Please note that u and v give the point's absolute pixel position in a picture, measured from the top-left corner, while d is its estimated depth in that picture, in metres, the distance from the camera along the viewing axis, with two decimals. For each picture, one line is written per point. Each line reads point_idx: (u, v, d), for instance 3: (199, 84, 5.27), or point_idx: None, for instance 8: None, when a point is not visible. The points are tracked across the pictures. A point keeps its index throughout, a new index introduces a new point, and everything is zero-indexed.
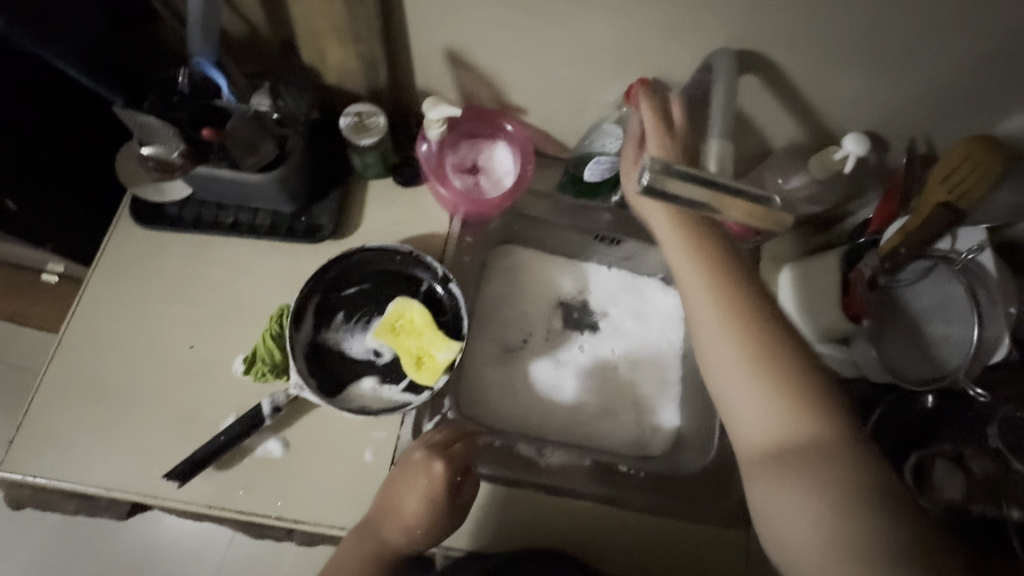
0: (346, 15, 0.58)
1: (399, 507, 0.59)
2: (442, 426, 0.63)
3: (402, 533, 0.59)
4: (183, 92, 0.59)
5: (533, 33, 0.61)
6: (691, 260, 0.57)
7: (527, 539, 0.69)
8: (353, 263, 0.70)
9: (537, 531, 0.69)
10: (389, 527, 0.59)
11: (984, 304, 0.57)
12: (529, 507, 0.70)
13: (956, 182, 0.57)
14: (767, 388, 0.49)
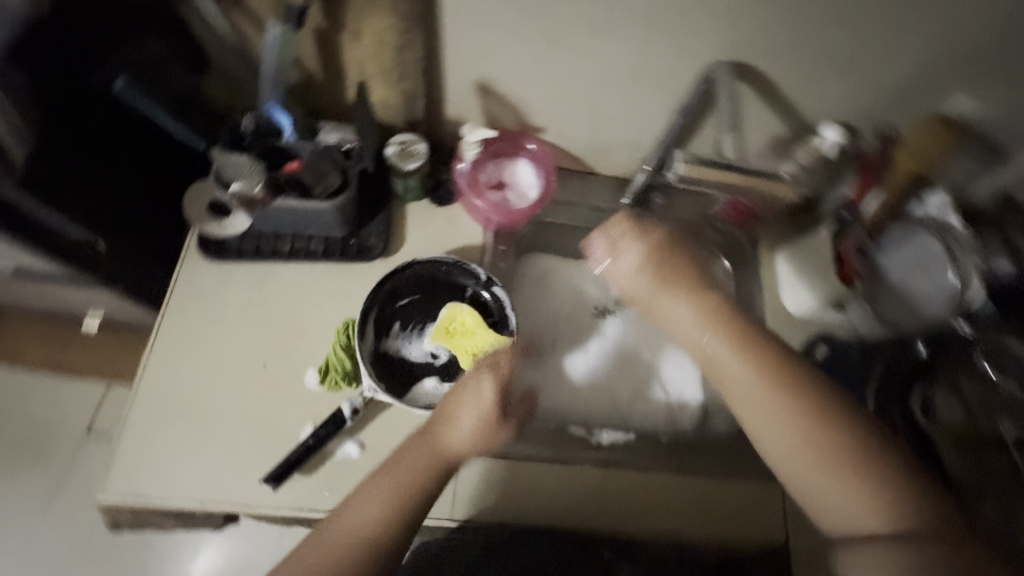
0: (396, 57, 0.66)
1: (454, 414, 0.65)
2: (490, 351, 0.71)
3: (458, 445, 0.63)
4: (250, 134, 0.66)
5: (554, 61, 0.71)
6: (722, 337, 0.67)
7: (587, 516, 0.73)
8: (405, 277, 0.77)
9: (595, 506, 0.74)
10: (445, 439, 0.63)
11: (958, 253, 0.69)
12: (587, 483, 0.74)
13: (920, 155, 0.71)
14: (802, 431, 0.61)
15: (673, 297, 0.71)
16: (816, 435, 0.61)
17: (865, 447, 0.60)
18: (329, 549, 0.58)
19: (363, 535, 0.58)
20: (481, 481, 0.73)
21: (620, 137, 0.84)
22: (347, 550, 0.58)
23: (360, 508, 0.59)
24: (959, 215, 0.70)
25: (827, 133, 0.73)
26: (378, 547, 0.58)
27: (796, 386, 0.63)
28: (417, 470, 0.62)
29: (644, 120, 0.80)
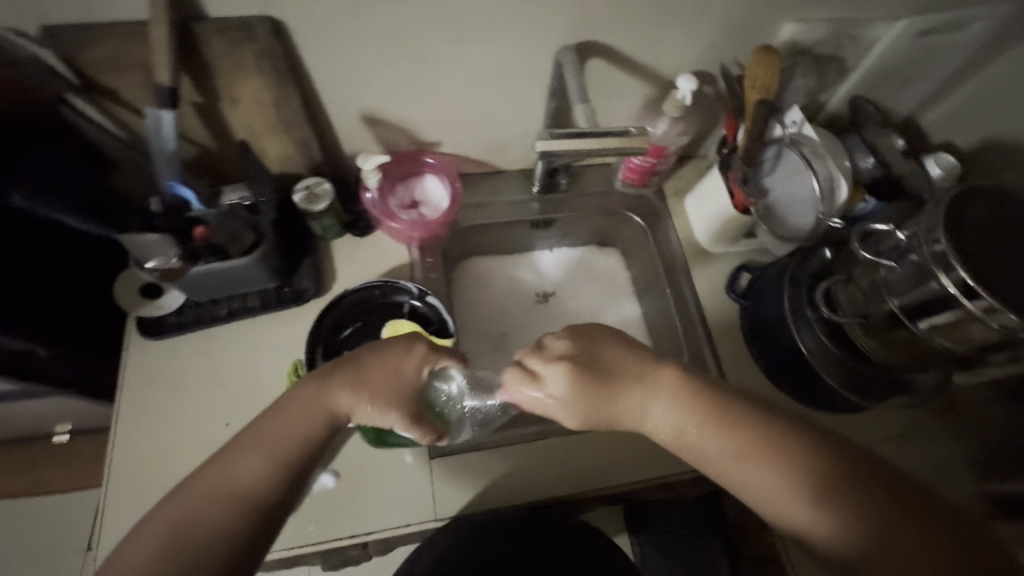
0: (275, 111, 0.71)
1: (354, 375, 0.60)
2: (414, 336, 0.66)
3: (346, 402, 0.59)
4: (159, 215, 0.70)
5: (423, 79, 0.76)
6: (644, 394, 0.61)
7: (567, 487, 0.77)
8: (344, 308, 0.81)
9: (571, 477, 0.78)
10: (344, 396, 0.59)
11: (814, 158, 0.79)
12: (560, 456, 0.78)
13: (762, 83, 0.76)
14: (746, 448, 0.56)
15: (651, 391, 0.60)
16: (797, 487, 0.53)
17: (827, 486, 0.53)
18: (192, 506, 0.51)
19: (233, 493, 0.52)
20: (452, 479, 0.76)
21: (510, 132, 0.90)
22: (213, 500, 0.51)
23: (234, 472, 0.53)
24: (811, 125, 0.80)
25: (678, 85, 0.78)
26: (254, 495, 0.52)
27: (753, 439, 0.56)
28: (299, 426, 0.56)
29: (525, 112, 0.86)
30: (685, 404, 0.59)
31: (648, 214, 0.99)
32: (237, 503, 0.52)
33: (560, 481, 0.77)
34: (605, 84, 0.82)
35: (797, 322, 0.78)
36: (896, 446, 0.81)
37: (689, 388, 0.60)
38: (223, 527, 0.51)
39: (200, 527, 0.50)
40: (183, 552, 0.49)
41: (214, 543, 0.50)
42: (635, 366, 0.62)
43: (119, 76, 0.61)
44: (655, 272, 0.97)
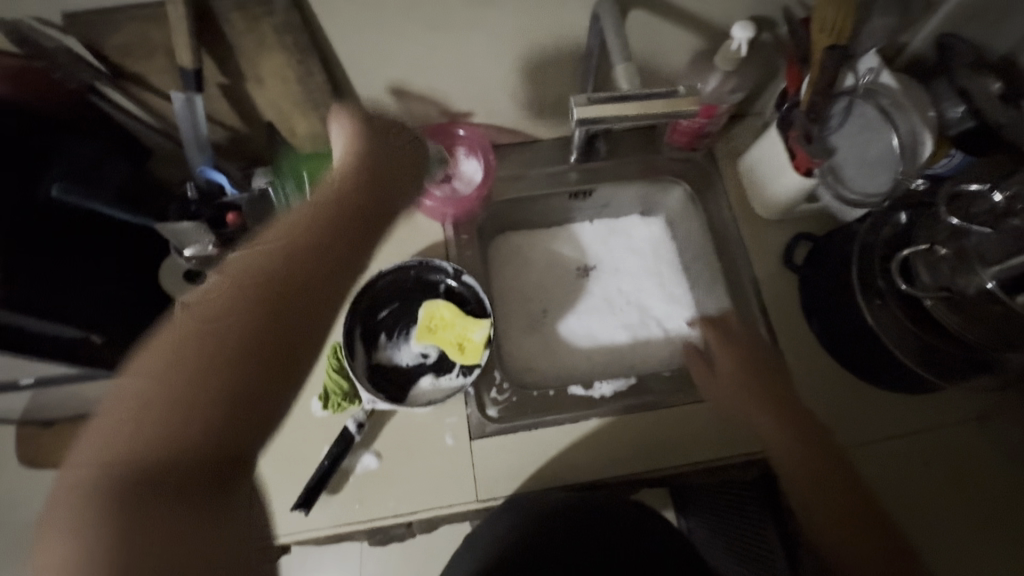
0: (301, 90, 0.69)
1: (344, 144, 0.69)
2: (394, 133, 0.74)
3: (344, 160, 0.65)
4: (196, 201, 0.71)
5: (450, 46, 0.71)
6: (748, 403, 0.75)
7: (611, 468, 0.76)
8: (379, 289, 0.80)
9: (615, 460, 0.76)
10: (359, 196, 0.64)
11: (894, 110, 0.70)
12: (603, 438, 0.77)
13: (831, 27, 0.65)
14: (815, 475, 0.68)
15: (720, 351, 0.79)
16: (793, 442, 0.71)
17: (813, 458, 0.69)
18: (205, 317, 0.53)
19: (255, 282, 0.55)
20: (492, 460, 0.75)
21: (545, 97, 0.84)
22: (229, 316, 0.53)
23: (251, 286, 0.55)
24: (891, 73, 0.71)
25: (733, 35, 0.70)
26: (284, 286, 0.56)
27: (779, 403, 0.73)
28: (304, 230, 0.59)
29: (561, 74, 0.80)
30: (738, 368, 0.76)
31: (697, 179, 0.91)
32: (259, 298, 0.54)
33: (604, 462, 0.76)
34: (649, 40, 0.74)
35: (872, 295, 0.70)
36: (975, 432, 0.76)
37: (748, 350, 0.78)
38: (242, 339, 0.52)
39: (209, 342, 0.51)
40: (195, 366, 0.50)
41: (227, 363, 0.51)
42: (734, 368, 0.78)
43: (145, 61, 0.60)
44: (702, 242, 0.90)
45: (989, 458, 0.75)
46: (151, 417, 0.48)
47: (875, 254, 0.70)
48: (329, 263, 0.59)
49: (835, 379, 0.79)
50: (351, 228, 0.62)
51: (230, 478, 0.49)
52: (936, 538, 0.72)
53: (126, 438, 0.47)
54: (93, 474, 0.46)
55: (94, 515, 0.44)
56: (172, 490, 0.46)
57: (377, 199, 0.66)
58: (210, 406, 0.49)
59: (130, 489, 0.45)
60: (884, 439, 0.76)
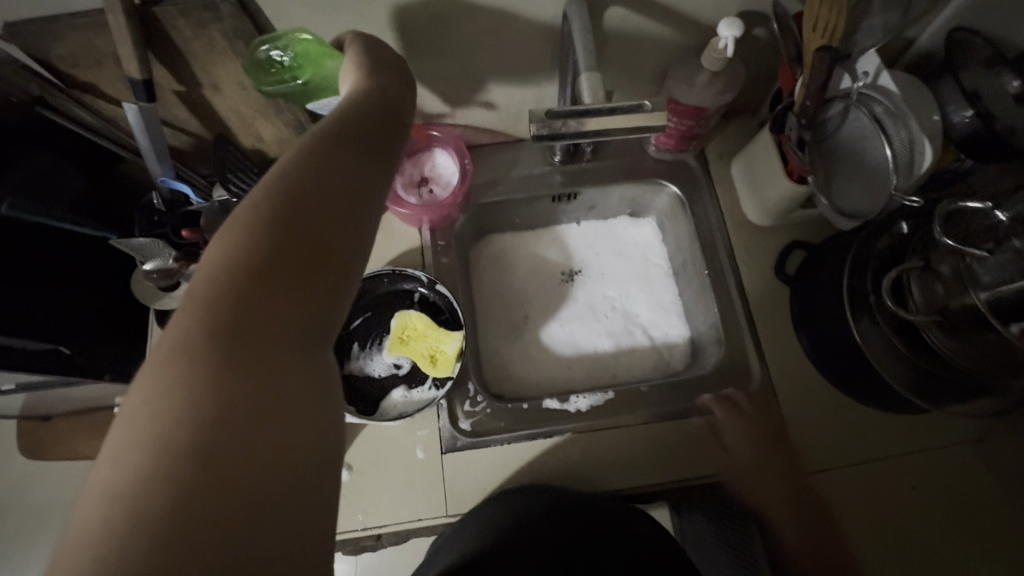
0: (261, 96, 0.66)
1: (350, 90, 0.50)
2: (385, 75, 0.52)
3: (365, 83, 0.49)
4: (161, 211, 0.70)
5: (416, 47, 0.68)
6: (754, 455, 0.71)
7: (580, 476, 0.75)
8: (352, 299, 0.79)
9: (585, 471, 0.75)
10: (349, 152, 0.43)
11: (890, 120, 0.64)
12: (574, 448, 0.75)
13: (825, 26, 0.59)
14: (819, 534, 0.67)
15: (716, 408, 0.74)
16: (780, 500, 0.69)
17: (797, 523, 0.68)
18: (269, 207, 0.37)
19: (321, 168, 0.41)
20: (462, 474, 0.74)
21: (522, 97, 0.81)
22: (329, 202, 0.40)
23: (300, 179, 0.39)
24: (890, 74, 0.65)
25: (719, 31, 0.65)
26: (325, 220, 0.39)
27: (767, 462, 0.71)
28: (342, 141, 0.43)
29: (537, 73, 0.76)
30: (733, 425, 0.73)
31: (686, 182, 0.87)
32: (306, 199, 0.39)
33: (570, 473, 0.75)
34: (628, 37, 0.69)
35: (862, 311, 0.67)
36: (970, 452, 0.73)
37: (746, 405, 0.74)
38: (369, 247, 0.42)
39: (297, 236, 0.38)
40: (302, 252, 0.38)
41: (350, 262, 0.40)
42: (741, 418, 0.73)
43: (93, 70, 0.58)
44: (690, 248, 0.86)
45: (983, 477, 0.72)
46: (253, 312, 0.35)
47: (868, 269, 0.66)
48: (368, 167, 0.44)
49: (826, 398, 0.76)
50: (380, 142, 0.46)
51: (317, 414, 0.36)
52: (927, 557, 0.69)
53: (232, 320, 0.34)
54: (188, 373, 0.32)
55: (165, 441, 0.31)
56: (288, 420, 0.34)
57: (400, 111, 0.49)
58: (324, 316, 0.39)
59: (246, 393, 0.33)
60: (865, 466, 0.73)
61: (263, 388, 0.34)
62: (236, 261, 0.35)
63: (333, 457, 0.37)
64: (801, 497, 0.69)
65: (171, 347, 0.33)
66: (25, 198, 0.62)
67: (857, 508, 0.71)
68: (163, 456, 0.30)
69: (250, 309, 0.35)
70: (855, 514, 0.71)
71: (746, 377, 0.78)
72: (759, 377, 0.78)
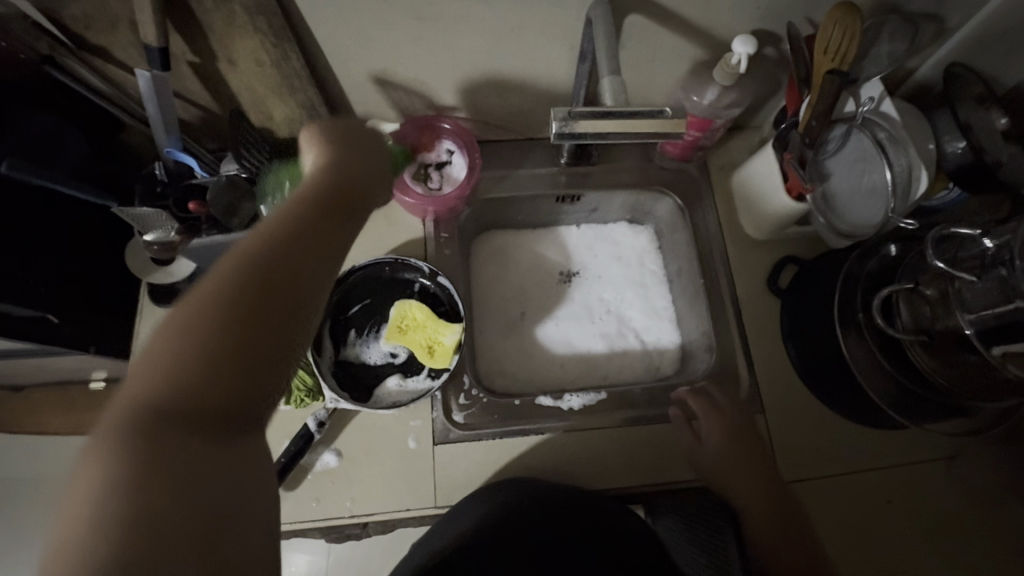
0: (277, 74, 0.66)
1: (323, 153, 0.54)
2: (363, 146, 0.57)
3: (323, 160, 0.53)
4: (164, 181, 0.69)
5: (436, 38, 0.68)
6: (737, 457, 0.73)
7: (570, 474, 0.76)
8: (351, 285, 0.79)
9: (576, 470, 0.76)
10: (292, 222, 0.46)
11: (889, 147, 0.67)
12: (568, 448, 0.76)
13: (835, 50, 0.62)
14: (796, 538, 0.68)
15: (696, 405, 0.76)
16: (758, 500, 0.71)
17: (768, 514, 0.70)
18: (210, 283, 0.41)
19: (270, 252, 0.44)
20: (452, 467, 0.74)
21: (536, 96, 0.81)
22: (256, 275, 0.42)
23: (237, 257, 0.43)
24: (892, 102, 0.68)
25: (733, 47, 0.67)
26: (253, 287, 0.42)
27: (741, 458, 0.73)
28: (300, 223, 0.46)
29: (553, 75, 0.77)
30: (710, 422, 0.74)
31: (688, 192, 0.89)
32: (249, 288, 0.42)
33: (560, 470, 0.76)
34: (645, 46, 0.71)
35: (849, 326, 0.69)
36: (942, 469, 0.76)
37: (725, 396, 0.77)
38: (303, 309, 0.44)
39: (230, 307, 0.41)
40: (232, 322, 0.41)
41: (283, 325, 0.43)
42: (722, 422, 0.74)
43: (107, 35, 0.57)
44: (688, 257, 0.88)
45: (951, 492, 0.75)
46: (182, 379, 0.39)
47: (859, 287, 0.69)
48: (320, 245, 0.46)
49: (810, 409, 0.78)
50: (331, 208, 0.49)
51: (248, 469, 0.40)
52: (892, 565, 0.72)
53: (164, 391, 0.38)
54: (116, 444, 0.36)
55: (90, 505, 0.34)
56: (220, 474, 0.38)
57: (356, 181, 0.53)
58: (259, 375, 0.41)
59: (176, 451, 0.37)
60: (841, 478, 0.75)
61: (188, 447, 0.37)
62: (171, 334, 0.39)
63: (261, 506, 0.40)
64: (777, 496, 0.71)
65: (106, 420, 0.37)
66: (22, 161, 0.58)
67: (828, 510, 0.74)
68: (92, 519, 0.34)
69: (180, 381, 0.39)
70: (827, 521, 0.73)
71: (736, 385, 0.80)
72: (748, 385, 0.80)
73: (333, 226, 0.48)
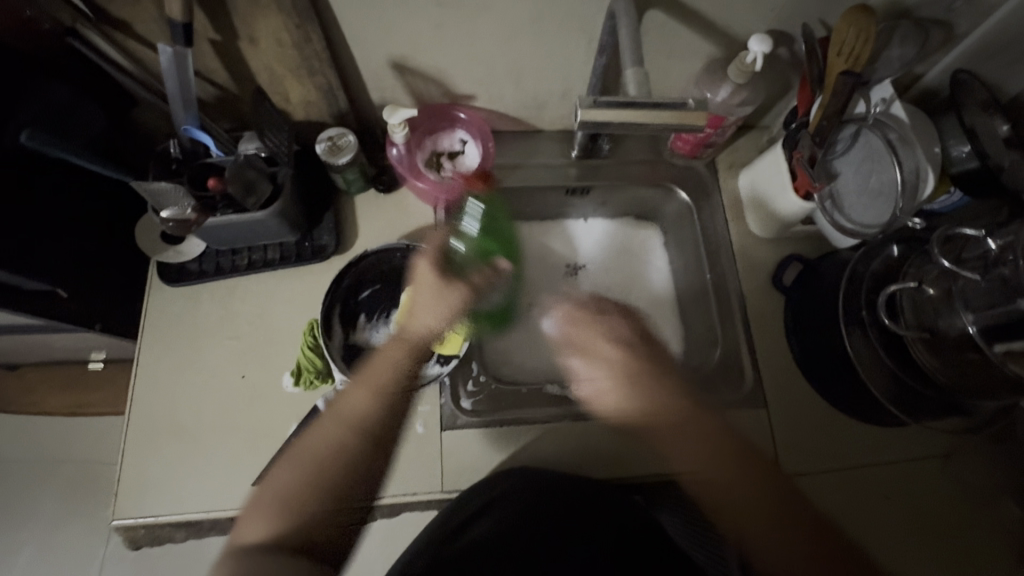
0: (298, 55, 0.66)
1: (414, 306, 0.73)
2: (438, 312, 0.73)
3: (428, 324, 0.72)
4: (178, 159, 0.68)
5: (456, 25, 0.68)
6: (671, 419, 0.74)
7: (574, 463, 0.77)
8: (362, 270, 0.79)
9: (580, 459, 0.77)
10: (384, 363, 0.68)
11: (900, 148, 0.69)
12: (573, 437, 0.78)
13: (849, 52, 0.63)
14: (767, 512, 0.69)
15: (623, 384, 0.75)
16: (720, 472, 0.71)
17: (761, 495, 0.70)
18: (348, 436, 0.62)
19: (350, 431, 0.63)
20: (459, 453, 0.75)
21: (551, 88, 0.81)
22: (371, 430, 0.64)
23: (349, 416, 0.63)
24: (902, 104, 0.70)
25: (749, 46, 0.68)
26: (373, 431, 0.64)
27: (705, 438, 0.72)
28: (397, 376, 0.67)
29: (569, 67, 0.78)
30: (655, 404, 0.74)
31: (696, 190, 0.90)
32: (375, 440, 0.63)
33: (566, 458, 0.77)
34: (662, 42, 0.72)
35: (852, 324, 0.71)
36: (938, 466, 0.78)
37: (654, 377, 0.75)
38: (378, 457, 0.63)
39: (352, 446, 0.62)
40: (349, 452, 0.62)
41: (382, 447, 0.64)
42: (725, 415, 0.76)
43: (131, 8, 0.57)
44: (695, 252, 0.89)
45: (943, 488, 0.77)
46: (301, 499, 0.58)
47: (863, 286, 0.71)
48: (372, 434, 0.63)
49: (811, 404, 0.80)
50: (394, 381, 0.67)
51: (329, 533, 0.58)
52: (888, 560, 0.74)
53: (293, 506, 0.58)
54: (250, 543, 0.57)
55: (249, 540, 0.57)
56: (310, 538, 0.57)
57: (398, 379, 0.68)
58: (360, 487, 0.61)
59: (294, 518, 0.58)
60: (842, 473, 0.77)
61: (304, 521, 0.58)
62: (327, 460, 0.61)
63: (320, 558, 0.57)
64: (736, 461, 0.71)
65: (262, 520, 0.58)
66: (45, 138, 0.57)
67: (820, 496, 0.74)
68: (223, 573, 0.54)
69: (301, 486, 0.59)
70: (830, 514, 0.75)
71: (740, 379, 0.82)
72: (751, 380, 0.81)
73: (403, 396, 0.67)
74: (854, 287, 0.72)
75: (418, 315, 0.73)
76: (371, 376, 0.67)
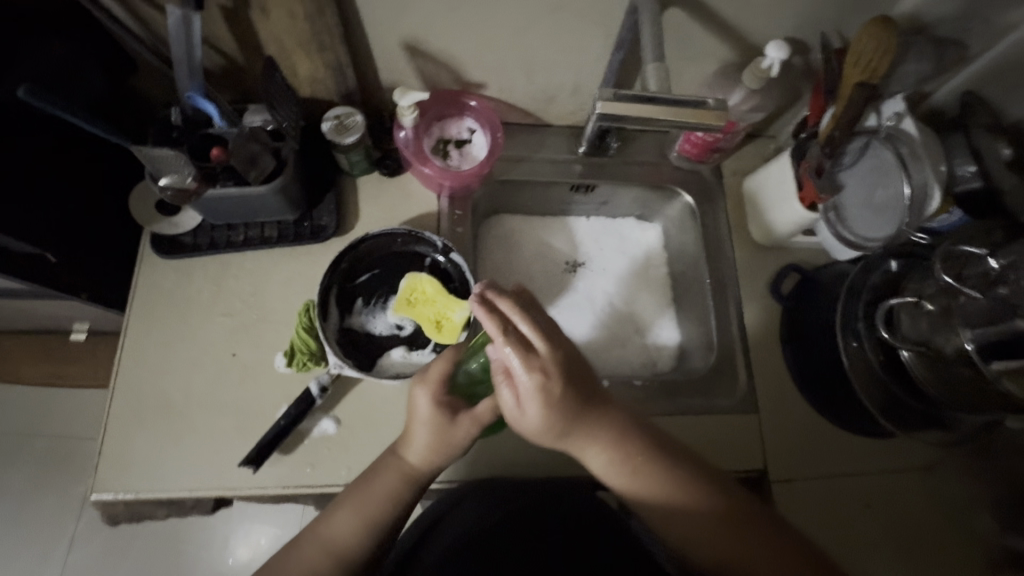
0: (310, 28, 0.64)
1: (411, 432, 0.63)
2: (443, 451, 0.62)
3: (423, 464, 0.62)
4: (179, 126, 0.66)
5: (474, 10, 0.67)
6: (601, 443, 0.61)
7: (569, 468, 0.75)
8: (362, 253, 0.77)
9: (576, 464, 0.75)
10: (376, 488, 0.62)
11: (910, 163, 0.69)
12: None
13: (866, 62, 0.63)
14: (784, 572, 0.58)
15: (578, 442, 0.60)
16: (743, 543, 0.59)
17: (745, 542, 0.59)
18: (330, 565, 0.59)
19: (335, 561, 0.59)
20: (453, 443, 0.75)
21: (563, 81, 0.81)
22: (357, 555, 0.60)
23: (338, 542, 0.60)
24: (913, 119, 0.70)
25: (766, 51, 0.68)
26: (358, 565, 0.60)
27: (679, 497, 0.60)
28: (389, 506, 0.62)
29: (582, 62, 0.77)
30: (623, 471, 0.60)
31: (700, 194, 0.90)
32: (350, 573, 0.60)
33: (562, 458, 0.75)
34: (679, 43, 0.72)
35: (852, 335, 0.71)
36: (918, 478, 0.79)
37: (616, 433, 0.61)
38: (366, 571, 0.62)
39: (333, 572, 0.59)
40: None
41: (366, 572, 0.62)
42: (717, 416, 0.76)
43: None
44: (695, 256, 0.89)
45: (926, 502, 0.78)
46: None
47: (863, 296, 0.72)
48: (366, 558, 0.61)
49: (801, 412, 0.81)
50: (390, 514, 0.62)
51: None
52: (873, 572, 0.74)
53: None
54: None
55: None
56: None
57: (396, 509, 0.62)
58: None
59: None
60: (828, 479, 0.78)
61: None
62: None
63: None
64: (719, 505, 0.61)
65: None
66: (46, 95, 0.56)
67: None
68: None
69: None
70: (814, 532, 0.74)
71: (733, 385, 0.82)
72: (744, 387, 0.81)
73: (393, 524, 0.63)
74: (855, 299, 0.73)
75: (420, 441, 0.62)
76: (365, 499, 0.61)
